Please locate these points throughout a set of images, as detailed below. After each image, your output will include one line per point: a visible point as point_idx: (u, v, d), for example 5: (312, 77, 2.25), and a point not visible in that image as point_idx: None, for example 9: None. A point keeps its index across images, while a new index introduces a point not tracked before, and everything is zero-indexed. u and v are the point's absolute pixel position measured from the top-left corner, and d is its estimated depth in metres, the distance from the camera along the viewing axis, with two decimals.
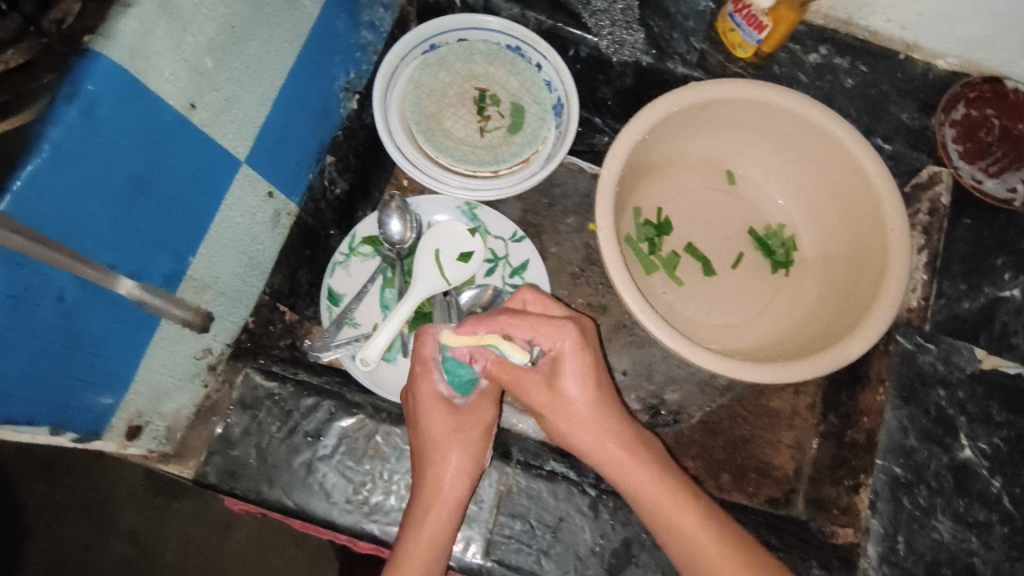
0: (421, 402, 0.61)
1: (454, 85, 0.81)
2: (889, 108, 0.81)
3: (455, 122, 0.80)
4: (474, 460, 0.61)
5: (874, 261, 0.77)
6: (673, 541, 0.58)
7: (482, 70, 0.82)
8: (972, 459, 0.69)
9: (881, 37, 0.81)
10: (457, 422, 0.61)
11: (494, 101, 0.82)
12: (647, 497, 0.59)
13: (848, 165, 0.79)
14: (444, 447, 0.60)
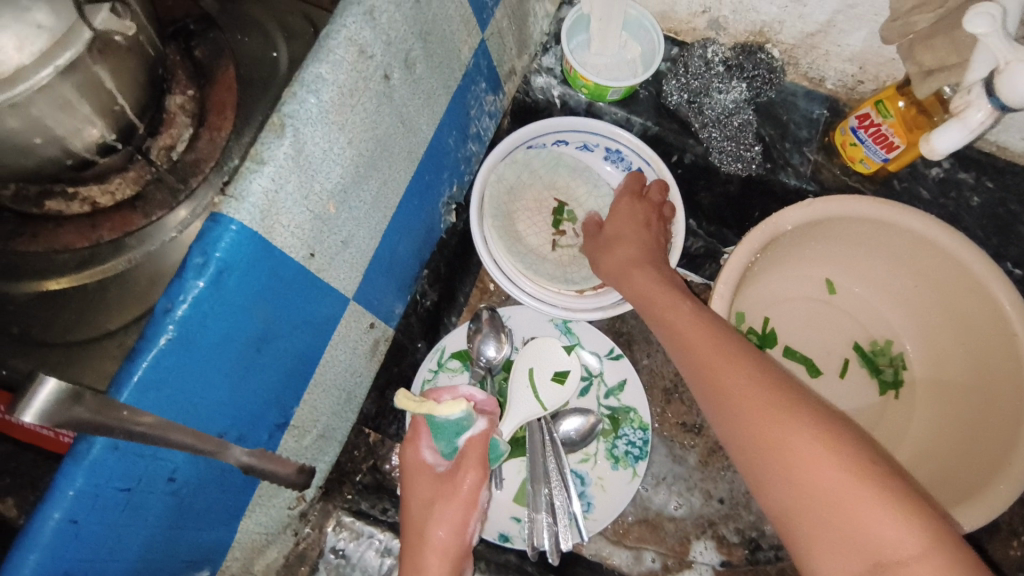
0: (409, 476, 0.60)
1: (532, 191, 0.76)
2: (1019, 230, 0.75)
3: (529, 228, 0.75)
4: (453, 535, 0.57)
5: (1003, 386, 0.70)
6: (782, 487, 0.47)
7: (564, 182, 0.77)
8: None
9: (1013, 153, 0.75)
10: (440, 497, 0.58)
11: (571, 217, 0.76)
12: (740, 410, 0.51)
13: (972, 289, 0.72)
14: (425, 521, 0.58)
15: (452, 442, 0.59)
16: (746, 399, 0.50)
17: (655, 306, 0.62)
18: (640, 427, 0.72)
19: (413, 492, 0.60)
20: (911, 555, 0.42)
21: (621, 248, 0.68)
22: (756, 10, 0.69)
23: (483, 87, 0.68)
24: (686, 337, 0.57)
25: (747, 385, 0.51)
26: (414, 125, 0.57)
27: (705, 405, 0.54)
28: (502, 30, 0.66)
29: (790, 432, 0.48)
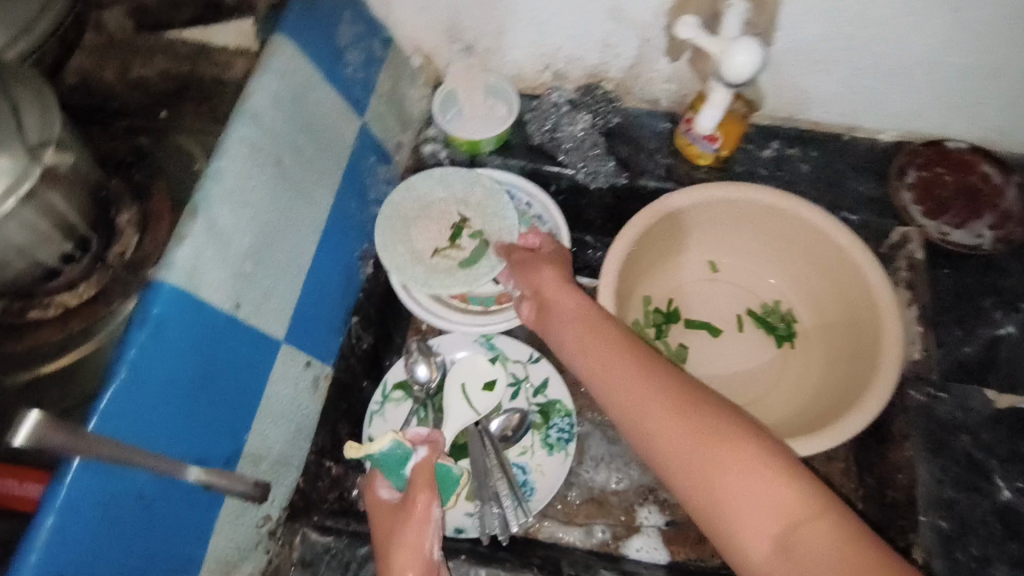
0: (373, 518, 0.68)
1: (439, 203, 0.85)
2: (848, 184, 0.88)
3: (421, 234, 0.82)
4: (412, 553, 0.62)
5: (864, 312, 0.81)
6: (698, 474, 0.54)
7: (476, 201, 0.85)
8: (1013, 500, 0.69)
9: (826, 126, 0.90)
10: (400, 525, 0.64)
11: (470, 235, 0.83)
12: (650, 413, 0.59)
13: (819, 239, 0.85)
14: (388, 551, 0.63)
15: (401, 472, 0.68)
16: (661, 403, 0.59)
17: (581, 339, 0.69)
18: (566, 414, 0.83)
19: (379, 538, 0.65)
20: (810, 514, 0.49)
21: (547, 274, 0.76)
22: (583, 58, 0.87)
23: (373, 160, 0.84)
24: (606, 366, 0.65)
25: (663, 392, 0.60)
26: (313, 197, 0.71)
27: (624, 417, 0.61)
28: (380, 113, 0.84)
29: (702, 424, 0.56)
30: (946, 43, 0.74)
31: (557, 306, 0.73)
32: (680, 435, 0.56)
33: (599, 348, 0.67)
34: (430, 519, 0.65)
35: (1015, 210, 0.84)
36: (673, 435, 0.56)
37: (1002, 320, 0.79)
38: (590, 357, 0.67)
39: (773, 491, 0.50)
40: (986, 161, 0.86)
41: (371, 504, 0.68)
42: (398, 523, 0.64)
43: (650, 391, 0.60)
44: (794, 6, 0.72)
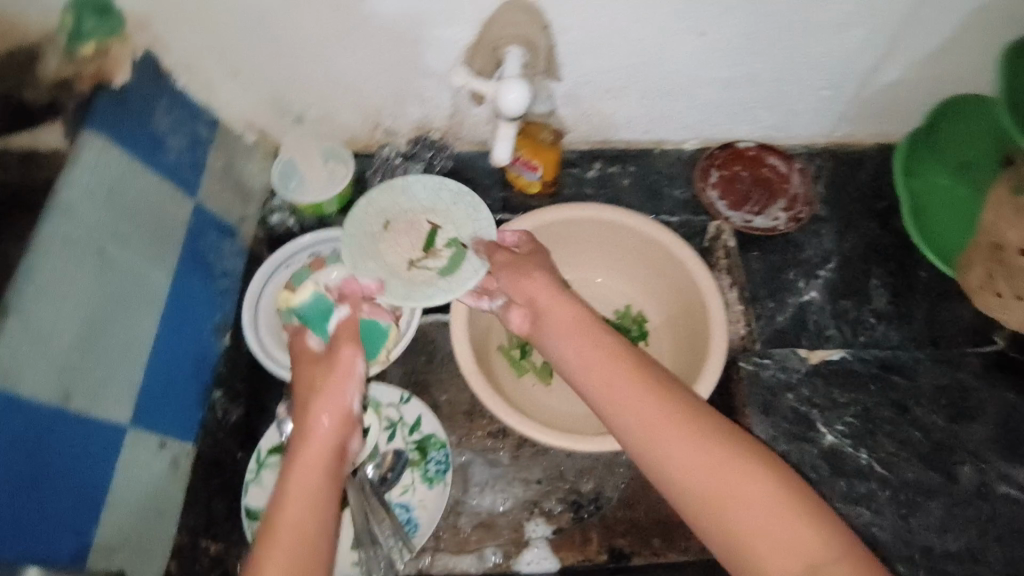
0: (296, 362, 0.74)
1: (415, 213, 0.87)
2: (664, 191, 0.98)
3: (389, 249, 0.84)
4: (331, 432, 0.67)
5: (693, 300, 0.89)
6: (726, 511, 0.56)
7: (443, 207, 0.88)
8: (836, 442, 0.78)
9: (637, 143, 1.00)
10: (321, 391, 0.69)
11: (444, 244, 0.85)
12: (667, 450, 0.61)
13: (647, 243, 0.93)
14: (305, 414, 0.68)
15: (325, 327, 0.78)
16: (679, 430, 0.61)
17: (597, 371, 0.69)
18: (441, 446, 0.86)
19: (302, 378, 0.71)
20: (832, 556, 0.52)
21: (533, 283, 0.77)
22: (406, 113, 0.93)
23: (213, 236, 0.86)
24: (621, 398, 0.65)
25: (672, 416, 0.62)
26: (144, 279, 0.73)
27: (641, 449, 0.63)
28: (215, 191, 0.87)
29: (728, 461, 0.58)
30: (705, 63, 0.84)
31: (554, 317, 0.75)
32: (707, 473, 0.58)
33: (616, 378, 0.67)
34: (352, 405, 0.69)
35: (802, 194, 0.95)
36: (697, 471, 0.59)
37: (805, 287, 0.89)
38: (603, 387, 0.67)
39: (794, 532, 0.54)
40: (769, 154, 0.97)
41: (295, 341, 0.75)
42: (321, 393, 0.69)
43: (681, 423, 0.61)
44: (566, 48, 0.80)
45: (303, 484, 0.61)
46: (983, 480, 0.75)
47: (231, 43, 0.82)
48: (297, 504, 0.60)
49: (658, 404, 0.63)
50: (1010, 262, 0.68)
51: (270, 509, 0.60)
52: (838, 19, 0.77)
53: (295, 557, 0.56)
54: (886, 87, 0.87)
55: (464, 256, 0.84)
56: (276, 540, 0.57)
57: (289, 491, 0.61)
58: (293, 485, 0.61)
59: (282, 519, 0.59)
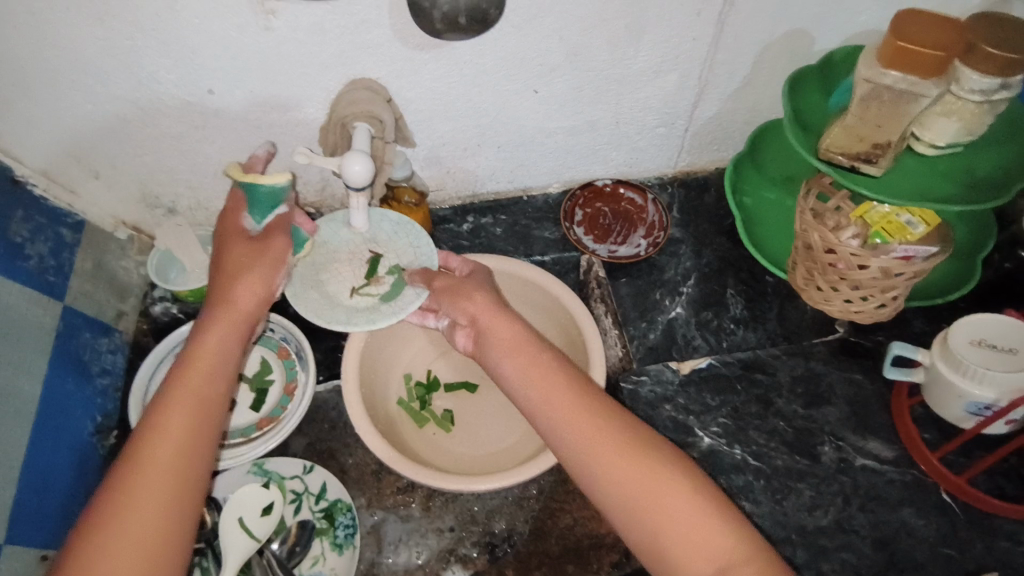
0: (227, 235, 0.75)
1: (352, 245, 0.86)
2: (534, 234, 1.05)
3: (333, 278, 0.83)
4: (247, 314, 0.71)
5: (572, 330, 0.93)
6: (642, 512, 0.60)
7: (386, 237, 0.87)
8: (713, 443, 0.84)
9: (504, 193, 1.07)
10: (246, 271, 0.72)
11: (386, 272, 0.84)
12: (596, 459, 0.63)
13: (522, 283, 0.96)
14: (230, 283, 0.71)
15: (265, 211, 0.77)
16: (607, 435, 0.64)
17: (528, 382, 0.70)
18: (348, 509, 0.87)
19: (225, 260, 0.73)
20: (738, 558, 0.57)
21: (477, 305, 0.77)
22: None
23: (88, 335, 0.86)
24: (550, 402, 0.68)
25: (612, 442, 0.64)
26: (13, 390, 0.73)
27: (567, 455, 0.65)
28: (85, 292, 0.87)
29: (649, 469, 0.62)
30: (545, 116, 0.93)
31: (496, 335, 0.74)
32: (627, 478, 0.62)
33: (546, 386, 0.69)
34: (269, 293, 0.73)
35: (657, 221, 1.02)
36: (616, 477, 0.62)
37: (670, 304, 0.96)
38: (534, 395, 0.69)
39: (707, 535, 0.58)
40: (625, 189, 1.04)
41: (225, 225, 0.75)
42: (244, 274, 0.72)
43: (606, 432, 0.64)
44: (415, 116, 0.88)
45: (208, 359, 0.67)
46: (842, 456, 0.83)
47: (85, 147, 0.84)
48: (196, 380, 0.65)
49: (585, 417, 0.66)
50: (820, 259, 0.81)
51: (173, 376, 0.66)
52: (648, 66, 0.87)
53: (179, 442, 0.62)
54: (708, 119, 0.98)
55: (401, 279, 0.83)
56: (168, 415, 0.63)
57: (194, 365, 0.66)
58: (197, 360, 0.67)
59: (178, 393, 0.64)
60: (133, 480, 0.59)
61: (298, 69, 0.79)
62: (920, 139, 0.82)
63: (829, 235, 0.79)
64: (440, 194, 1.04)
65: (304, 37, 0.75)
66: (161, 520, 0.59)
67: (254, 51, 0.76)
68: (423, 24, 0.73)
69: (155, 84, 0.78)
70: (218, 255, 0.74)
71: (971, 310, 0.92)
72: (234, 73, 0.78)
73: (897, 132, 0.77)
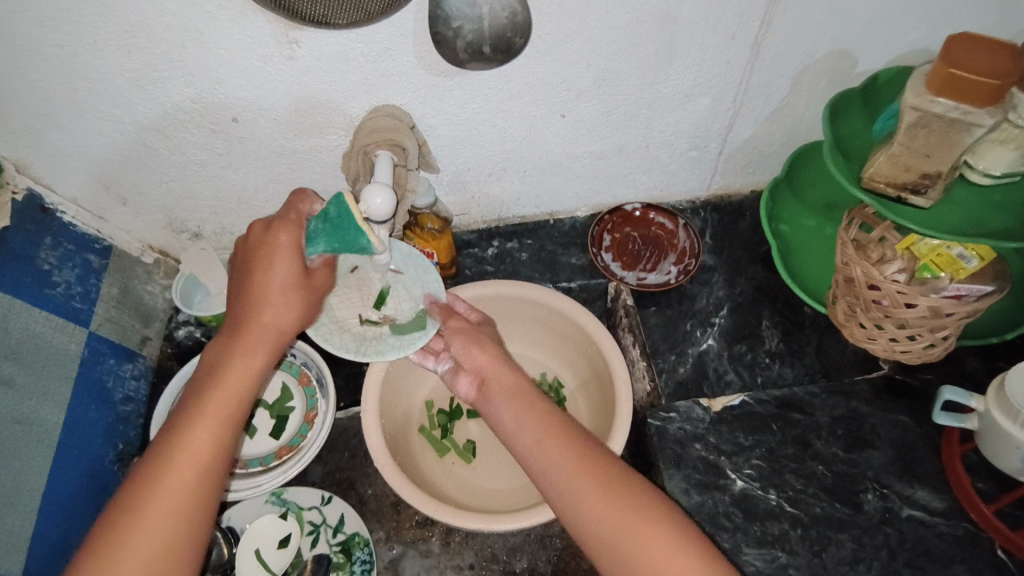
0: (276, 224, 0.67)
1: (362, 270, 0.84)
2: (560, 260, 1.02)
3: (340, 302, 0.81)
4: (279, 337, 0.66)
5: (597, 361, 0.90)
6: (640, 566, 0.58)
7: (396, 266, 0.84)
8: (746, 487, 0.80)
9: (530, 217, 1.05)
10: (284, 290, 0.66)
11: (395, 301, 0.83)
12: (589, 510, 0.61)
13: (548, 311, 0.92)
14: (260, 281, 0.66)
15: (331, 247, 0.68)
16: (618, 482, 0.62)
17: (521, 429, 0.68)
18: (365, 544, 0.85)
19: (262, 270, 0.66)
20: None
21: (483, 354, 0.76)
22: None
23: (112, 361, 0.87)
24: (541, 447, 0.65)
25: (607, 494, 0.61)
26: (35, 420, 0.74)
27: (554, 504, 0.63)
28: (111, 318, 0.88)
29: (652, 526, 0.59)
30: (573, 141, 0.90)
31: (498, 382, 0.73)
32: (626, 532, 0.59)
33: (542, 431, 0.67)
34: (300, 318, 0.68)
35: (689, 247, 0.98)
36: (602, 527, 0.60)
37: (701, 336, 0.92)
38: (525, 439, 0.67)
39: None
40: (656, 213, 1.01)
41: (271, 230, 0.67)
42: (281, 291, 0.66)
43: (607, 480, 0.62)
44: (439, 142, 0.87)
45: (232, 385, 0.63)
46: (886, 505, 0.78)
47: (114, 175, 0.84)
48: (218, 405, 0.62)
49: (577, 465, 0.63)
50: (864, 295, 0.77)
51: (197, 392, 0.63)
52: (681, 91, 0.84)
53: (197, 458, 0.60)
54: (743, 142, 0.94)
55: (412, 313, 0.82)
56: (188, 440, 0.60)
57: (218, 377, 0.63)
58: (221, 371, 0.64)
59: (203, 418, 0.61)
60: (149, 498, 0.57)
61: (321, 98, 0.78)
62: (973, 167, 0.76)
63: (873, 270, 0.75)
64: (464, 218, 1.02)
65: (328, 66, 0.74)
66: (169, 534, 0.57)
67: (277, 81, 0.75)
68: (445, 53, 0.70)
69: (180, 115, 0.78)
70: (250, 243, 0.68)
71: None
72: (258, 102, 0.77)
73: (948, 162, 0.72)
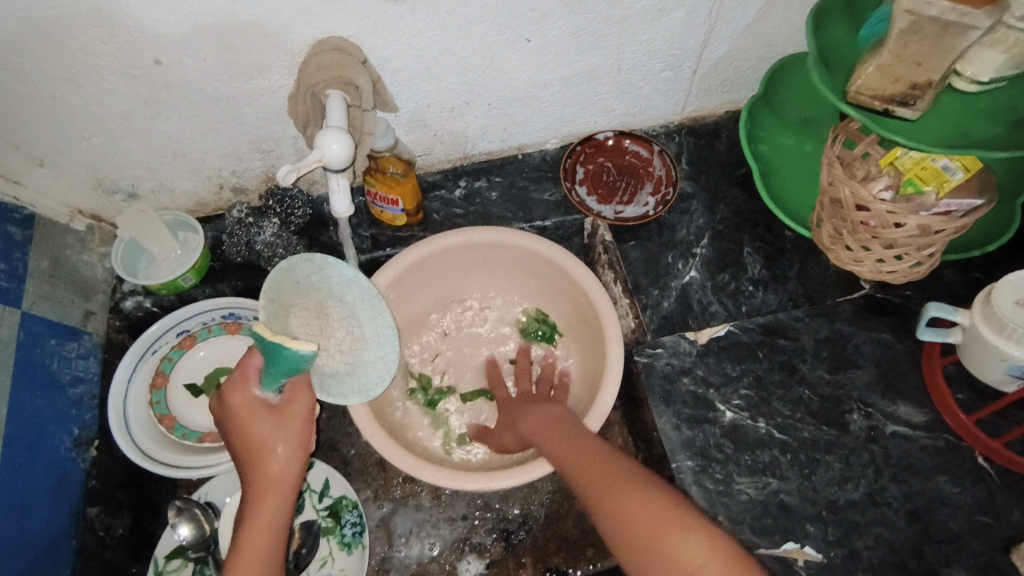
0: (237, 398, 0.63)
1: (314, 296, 0.70)
2: (533, 197, 0.97)
3: (297, 328, 0.68)
4: (288, 474, 0.63)
5: (580, 299, 0.86)
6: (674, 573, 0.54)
7: (353, 300, 0.71)
8: (735, 417, 0.79)
9: (497, 153, 0.98)
10: (276, 433, 0.62)
11: (350, 340, 0.71)
12: (607, 506, 0.61)
13: (525, 255, 0.87)
14: (252, 442, 0.62)
15: (279, 378, 0.61)
16: (595, 452, 0.66)
17: (547, 435, 0.73)
18: (354, 506, 0.82)
19: (242, 426, 0.63)
20: None
21: (508, 389, 0.87)
22: (247, 168, 0.88)
23: (54, 342, 0.81)
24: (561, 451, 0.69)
25: (622, 485, 0.61)
26: None
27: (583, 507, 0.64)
28: (45, 295, 0.81)
29: (679, 519, 0.57)
30: (540, 67, 0.83)
31: (517, 406, 0.83)
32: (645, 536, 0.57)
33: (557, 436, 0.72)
34: (306, 449, 0.64)
35: (665, 175, 0.94)
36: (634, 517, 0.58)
37: (684, 268, 0.89)
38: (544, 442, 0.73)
39: None
40: (629, 140, 0.96)
41: (228, 394, 0.63)
42: (271, 434, 0.62)
43: (625, 470, 0.63)
44: (394, 77, 0.79)
45: (262, 525, 0.60)
46: (871, 424, 0.79)
47: (23, 132, 0.74)
48: (254, 555, 0.59)
49: (598, 459, 0.65)
50: (850, 216, 0.75)
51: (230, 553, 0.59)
52: (655, 4, 0.77)
53: None
54: (719, 59, 0.89)
55: (371, 357, 0.72)
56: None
57: (247, 531, 0.60)
58: (251, 523, 0.60)
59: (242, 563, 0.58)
60: None
61: (257, 31, 0.68)
62: (960, 74, 0.73)
63: (861, 190, 0.72)
64: (428, 158, 0.95)
65: None
66: None
67: (201, 13, 0.65)
68: None
69: (92, 57, 0.67)
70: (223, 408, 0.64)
71: (1004, 260, 0.86)
72: (184, 39, 0.67)
73: (939, 71, 0.68)
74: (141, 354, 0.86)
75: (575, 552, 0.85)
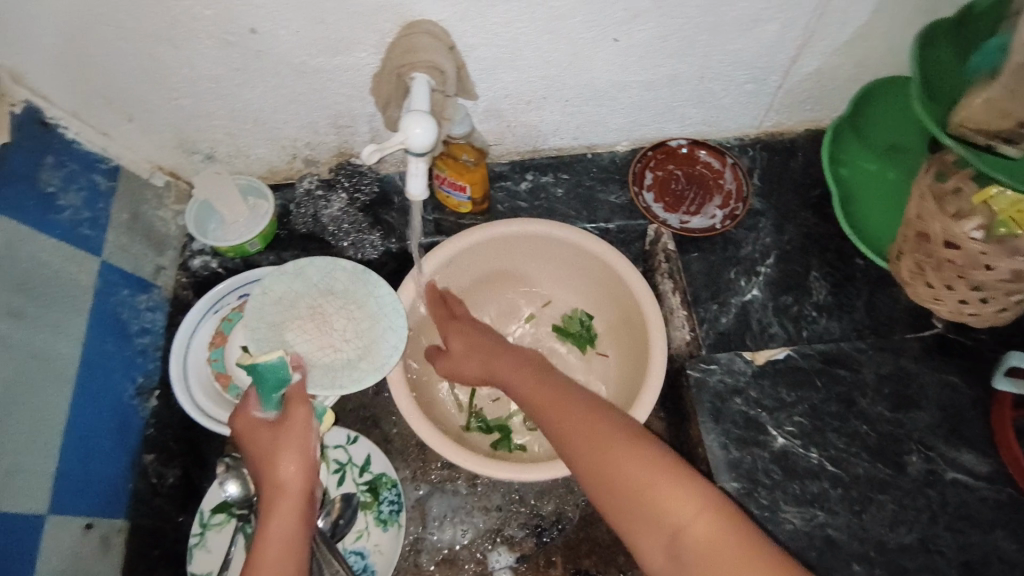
0: (244, 425, 0.68)
1: (305, 299, 0.75)
2: (598, 198, 0.96)
3: (296, 337, 0.72)
4: (298, 479, 0.65)
5: (630, 307, 0.85)
6: (656, 530, 0.56)
7: (343, 289, 0.76)
8: (787, 444, 0.78)
9: (567, 149, 0.97)
10: (277, 443, 0.65)
11: (353, 326, 0.74)
12: (590, 475, 0.60)
13: (582, 254, 0.87)
14: (263, 454, 0.66)
15: (272, 395, 0.66)
16: (579, 406, 0.65)
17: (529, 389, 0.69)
18: (393, 485, 0.84)
19: (251, 443, 0.67)
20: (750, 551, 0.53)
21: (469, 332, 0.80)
22: (323, 141, 0.89)
23: (126, 292, 0.84)
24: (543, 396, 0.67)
25: (607, 439, 0.61)
26: (49, 353, 0.71)
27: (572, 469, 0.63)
28: (122, 246, 0.84)
29: (656, 465, 0.58)
30: (622, 68, 0.81)
31: (481, 346, 0.77)
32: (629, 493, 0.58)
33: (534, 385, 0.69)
34: (311, 456, 0.66)
35: (735, 189, 0.92)
36: (630, 476, 0.58)
37: (746, 286, 0.87)
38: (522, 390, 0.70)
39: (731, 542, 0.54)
40: (703, 150, 0.94)
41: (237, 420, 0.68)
42: (274, 444, 0.65)
43: (605, 427, 0.62)
44: (477, 65, 0.78)
45: (278, 521, 0.62)
46: (930, 468, 0.76)
47: (117, 87, 0.76)
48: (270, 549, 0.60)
49: (584, 414, 0.64)
50: (937, 254, 0.72)
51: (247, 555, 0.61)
52: (750, 14, 0.75)
53: None
54: (807, 75, 0.86)
55: (381, 334, 0.75)
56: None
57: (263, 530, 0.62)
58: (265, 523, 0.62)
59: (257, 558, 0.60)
60: None
61: (349, 8, 0.68)
62: None
63: (953, 227, 0.69)
64: (498, 148, 0.95)
65: None
66: None
67: None
68: None
69: (190, 21, 0.69)
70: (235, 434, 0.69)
71: None
72: (280, 10, 0.68)
73: None
74: (206, 313, 0.88)
75: (606, 557, 0.85)
